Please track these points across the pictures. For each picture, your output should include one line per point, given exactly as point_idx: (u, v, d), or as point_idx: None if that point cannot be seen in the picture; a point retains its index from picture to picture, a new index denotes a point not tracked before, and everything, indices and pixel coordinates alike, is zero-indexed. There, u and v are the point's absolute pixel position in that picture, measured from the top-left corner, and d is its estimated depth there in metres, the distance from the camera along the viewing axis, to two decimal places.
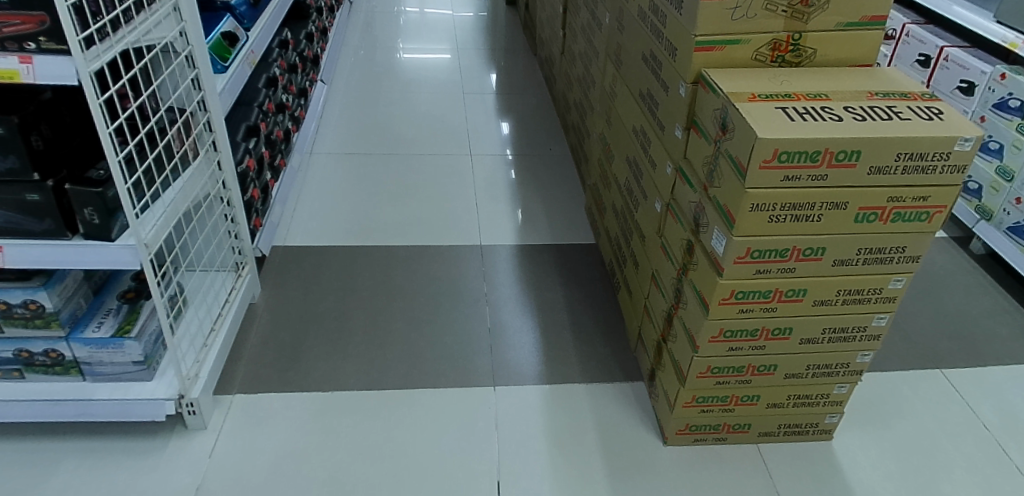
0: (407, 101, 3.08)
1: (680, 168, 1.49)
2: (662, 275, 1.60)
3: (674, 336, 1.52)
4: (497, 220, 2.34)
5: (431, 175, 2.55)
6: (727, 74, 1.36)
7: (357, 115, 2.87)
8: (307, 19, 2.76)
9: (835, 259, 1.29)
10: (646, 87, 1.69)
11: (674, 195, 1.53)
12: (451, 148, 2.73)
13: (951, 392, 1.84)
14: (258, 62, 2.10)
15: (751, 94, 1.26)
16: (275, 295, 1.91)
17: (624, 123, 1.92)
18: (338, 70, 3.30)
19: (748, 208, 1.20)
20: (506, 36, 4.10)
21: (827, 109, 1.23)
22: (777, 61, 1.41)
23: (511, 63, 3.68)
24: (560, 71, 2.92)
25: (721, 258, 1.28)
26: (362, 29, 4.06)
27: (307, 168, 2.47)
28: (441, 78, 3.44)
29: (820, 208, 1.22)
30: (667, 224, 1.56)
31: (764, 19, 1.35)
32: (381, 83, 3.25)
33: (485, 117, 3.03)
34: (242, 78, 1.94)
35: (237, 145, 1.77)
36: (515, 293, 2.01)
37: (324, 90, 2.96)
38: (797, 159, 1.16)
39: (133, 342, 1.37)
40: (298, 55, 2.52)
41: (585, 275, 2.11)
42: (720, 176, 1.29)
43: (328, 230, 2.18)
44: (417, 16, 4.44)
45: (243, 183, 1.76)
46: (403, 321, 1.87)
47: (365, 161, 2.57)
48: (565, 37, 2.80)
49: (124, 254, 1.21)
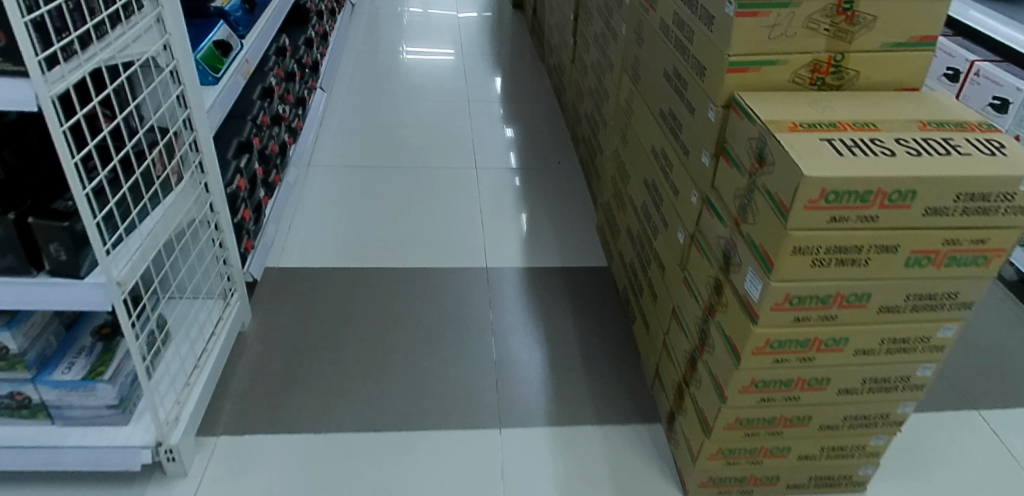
0: (410, 109, 2.95)
1: (708, 198, 1.37)
2: (685, 311, 1.47)
3: (698, 380, 1.40)
4: (503, 240, 2.21)
5: (434, 190, 2.43)
6: (763, 98, 1.23)
7: (358, 124, 2.75)
8: (307, 24, 2.64)
9: (882, 305, 1.17)
10: (668, 105, 1.56)
11: (700, 226, 1.41)
12: (455, 161, 2.61)
13: (990, 436, 1.72)
14: (253, 71, 1.98)
15: (791, 122, 1.14)
16: (267, 322, 1.78)
17: (642, 143, 1.79)
18: (340, 74, 3.17)
19: (790, 252, 1.07)
20: (513, 40, 3.97)
21: (877, 142, 1.10)
22: (816, 84, 1.28)
23: (518, 69, 3.55)
24: (571, 80, 2.79)
25: (756, 304, 1.15)
26: (363, 29, 3.93)
27: (304, 182, 2.35)
28: (446, 83, 3.31)
29: (868, 252, 1.10)
30: (691, 257, 1.44)
31: (804, 38, 1.22)
32: (383, 89, 3.12)
33: (490, 127, 2.90)
34: (235, 90, 1.82)
35: (228, 164, 1.64)
36: (522, 322, 1.89)
37: (324, 97, 2.84)
38: (846, 199, 1.03)
39: (106, 385, 1.24)
40: (296, 62, 2.40)
41: (597, 301, 1.99)
42: (756, 212, 1.16)
43: (325, 250, 2.06)
44: (421, 16, 4.31)
45: (233, 205, 1.63)
46: (402, 352, 1.75)
47: (366, 174, 2.45)
48: (576, 45, 2.67)
49: (97, 294, 1.09)
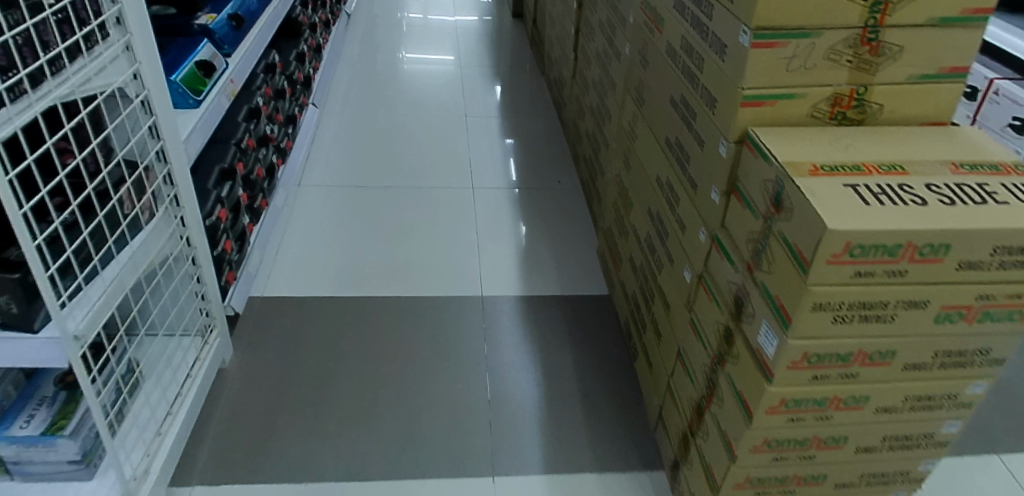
0: (406, 124, 2.85)
1: (716, 237, 1.28)
2: (691, 356, 1.38)
3: (705, 432, 1.30)
4: (500, 266, 2.12)
5: (429, 211, 2.34)
6: (779, 135, 1.14)
7: (352, 140, 2.66)
8: (299, 38, 2.56)
9: (908, 363, 1.08)
10: (674, 134, 1.47)
11: (708, 267, 1.31)
12: (451, 180, 2.52)
13: (1013, 483, 1.62)
14: (239, 91, 1.90)
15: (812, 166, 1.05)
16: (249, 358, 1.69)
17: (646, 170, 1.71)
18: (334, 86, 3.09)
19: (809, 308, 0.98)
20: (514, 50, 3.88)
21: (905, 187, 1.01)
22: (836, 118, 1.19)
23: (518, 81, 3.46)
24: (572, 96, 2.70)
25: (770, 361, 1.06)
26: (360, 37, 3.83)
27: (293, 204, 2.26)
28: (444, 95, 3.22)
29: (894, 308, 1.00)
30: (699, 299, 1.35)
31: (824, 70, 1.13)
32: (379, 101, 3.03)
33: (488, 144, 2.81)
34: (218, 112, 1.73)
35: (208, 193, 1.55)
36: (519, 357, 1.80)
37: (317, 113, 2.75)
38: (872, 253, 0.94)
39: (67, 440, 1.15)
40: (287, 79, 2.32)
41: (598, 334, 1.89)
42: (772, 260, 1.07)
43: (314, 278, 1.96)
44: (419, 23, 4.21)
45: (212, 237, 1.54)
46: (392, 390, 1.65)
47: (357, 195, 2.36)
48: (577, 60, 2.58)
49: (51, 350, 1.00)
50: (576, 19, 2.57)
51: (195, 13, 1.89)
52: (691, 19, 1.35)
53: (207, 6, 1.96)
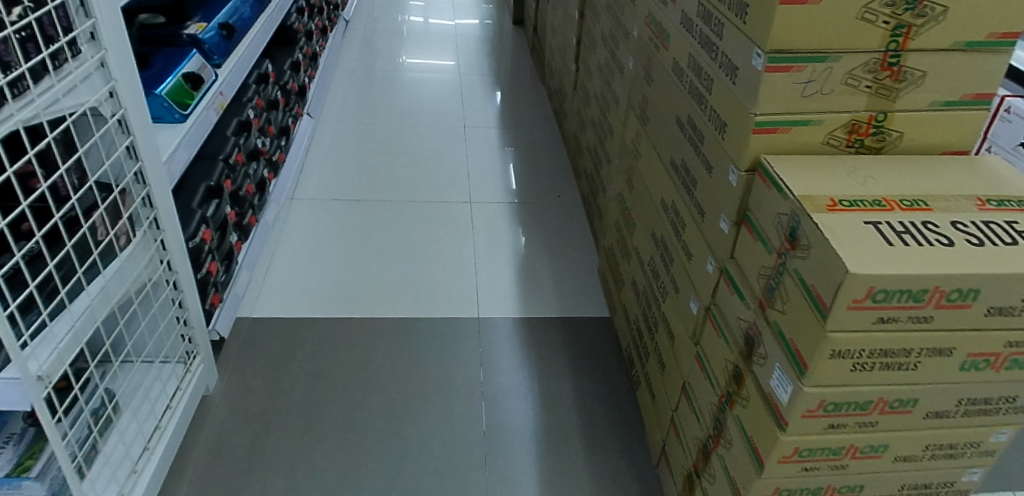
0: (403, 135, 2.78)
1: (726, 269, 1.21)
2: (697, 391, 1.31)
3: (711, 474, 1.23)
4: (498, 286, 2.05)
5: (425, 227, 2.27)
6: (794, 165, 1.07)
7: (347, 151, 2.60)
8: (294, 47, 2.49)
9: (930, 411, 1.01)
10: (681, 156, 1.40)
11: (716, 299, 1.25)
12: (448, 194, 2.45)
13: None
14: (228, 104, 1.83)
15: (830, 199, 0.98)
16: (235, 384, 1.63)
17: (649, 191, 1.64)
18: (331, 94, 3.02)
19: (827, 355, 0.91)
20: (514, 57, 3.81)
21: (930, 225, 0.94)
22: (853, 146, 1.12)
23: (519, 89, 3.39)
24: (573, 108, 2.64)
25: (784, 408, 0.99)
26: (358, 43, 3.76)
27: (286, 219, 2.19)
28: (442, 104, 3.15)
29: (917, 355, 0.94)
30: (706, 332, 1.28)
31: (843, 95, 1.06)
32: (376, 110, 2.96)
33: (487, 156, 2.74)
34: (205, 126, 1.67)
35: (192, 213, 1.48)
36: (516, 383, 1.73)
37: (312, 124, 2.69)
38: (896, 299, 0.87)
39: (32, 482, 1.08)
40: (281, 89, 2.26)
41: (598, 358, 1.82)
42: (786, 299, 1.01)
43: (305, 298, 1.90)
44: (419, 29, 4.13)
45: (196, 259, 1.47)
46: (382, 419, 1.58)
47: (352, 209, 2.29)
48: (579, 70, 2.51)
49: (11, 393, 0.94)
50: (577, 29, 2.49)
51: (184, 23, 1.84)
52: (698, 37, 1.28)
53: (198, 16, 1.90)
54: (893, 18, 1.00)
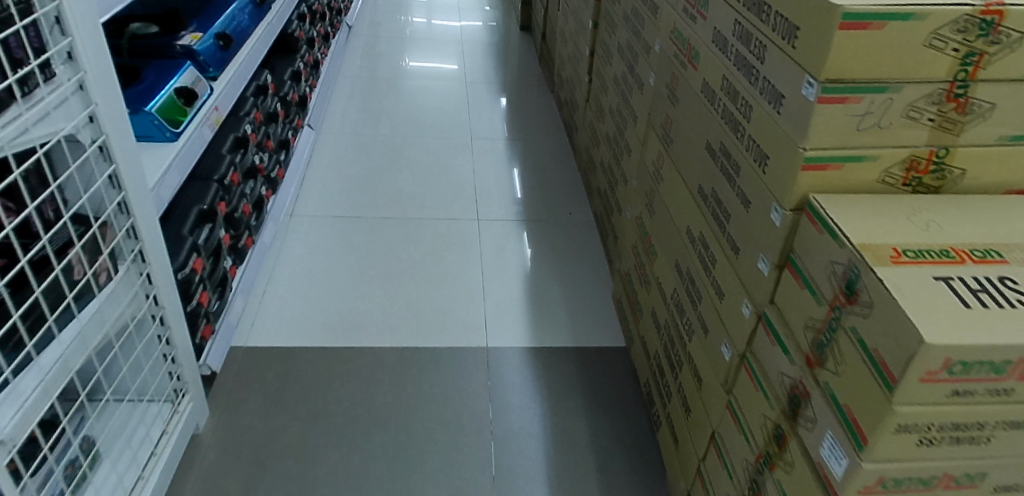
0: (407, 147, 2.68)
1: (765, 315, 1.10)
2: (729, 445, 1.20)
3: None
4: (507, 311, 1.95)
5: (430, 246, 2.16)
6: (847, 206, 0.96)
7: (349, 164, 2.49)
8: (294, 56, 2.40)
9: (999, 486, 0.90)
10: (710, 186, 1.30)
11: (753, 347, 1.14)
12: (454, 210, 2.34)
13: None
14: (223, 120, 1.73)
15: (893, 249, 0.87)
16: (227, 421, 1.52)
17: (671, 219, 1.53)
18: (333, 102, 2.92)
19: (893, 430, 0.81)
20: (522, 63, 3.70)
21: (1008, 282, 0.83)
22: (910, 185, 1.01)
23: (527, 97, 3.28)
24: (585, 120, 2.52)
25: (838, 483, 0.88)
26: (361, 48, 3.64)
27: (284, 238, 2.09)
28: (448, 112, 3.04)
29: (991, 429, 0.83)
30: (741, 381, 1.17)
31: (902, 130, 0.95)
32: (380, 119, 2.86)
33: (494, 170, 2.63)
34: (198, 146, 1.56)
35: (182, 240, 1.38)
36: (527, 421, 1.62)
37: (313, 135, 2.58)
38: (974, 370, 0.77)
39: None
40: (280, 101, 2.16)
41: (614, 393, 1.72)
42: (840, 359, 0.90)
43: (304, 325, 1.79)
44: (423, 33, 4.01)
45: (186, 291, 1.36)
46: (384, 462, 1.48)
47: (354, 227, 2.19)
48: (592, 82, 2.40)
49: None
50: (590, 39, 2.38)
51: (177, 33, 1.75)
52: (733, 57, 1.17)
53: (193, 25, 1.81)
54: (964, 45, 0.89)
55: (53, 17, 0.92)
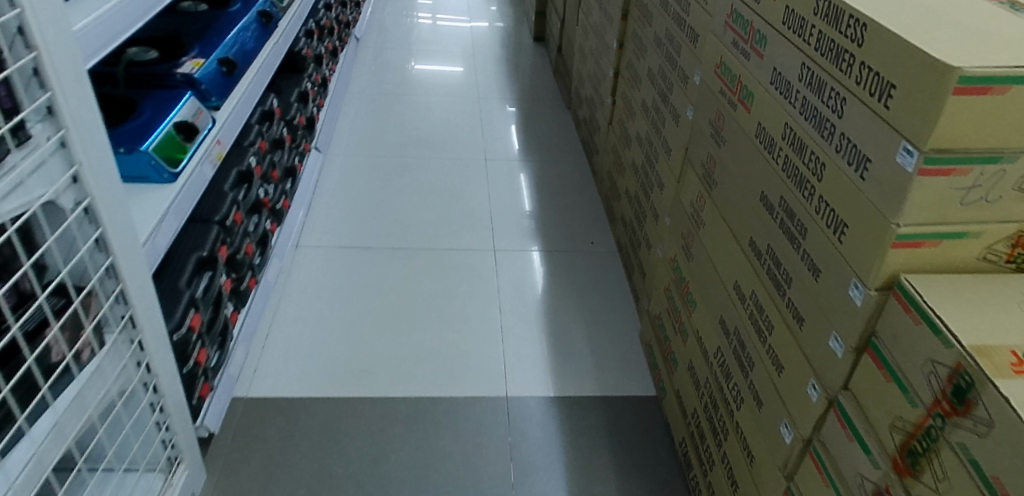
0: (419, 169, 2.55)
1: (838, 402, 0.97)
2: None
3: None
4: (528, 355, 1.82)
5: (444, 281, 2.03)
6: (945, 290, 0.83)
7: (358, 188, 2.37)
8: (301, 77, 2.30)
9: None
10: (766, 242, 1.17)
11: (821, 434, 1.01)
12: (469, 239, 2.21)
13: None
14: (226, 153, 1.61)
15: (1011, 352, 0.74)
16: (226, 486, 1.39)
17: (711, 269, 1.41)
18: (341, 119, 2.80)
19: None
20: (538, 76, 3.56)
21: None
22: (1013, 262, 0.88)
23: (544, 114, 3.14)
24: (607, 143, 2.39)
25: None
26: (370, 61, 3.52)
27: (290, 272, 1.97)
28: (461, 129, 2.91)
29: None
30: (806, 470, 1.04)
31: (1011, 204, 0.82)
32: (390, 137, 2.73)
33: (510, 195, 2.49)
34: (198, 185, 1.44)
35: (180, 294, 1.25)
36: (551, 483, 1.49)
37: (321, 158, 2.46)
38: None
39: None
40: (286, 125, 2.04)
41: (645, 451, 1.58)
42: (944, 477, 0.76)
43: (309, 373, 1.67)
44: (434, 45, 3.88)
45: (184, 351, 1.23)
46: None
47: (363, 259, 2.06)
48: (616, 104, 2.27)
49: None
50: (614, 60, 2.25)
51: (177, 60, 1.65)
52: (800, 105, 1.04)
53: (194, 52, 1.72)
54: None
55: (30, 69, 0.80)
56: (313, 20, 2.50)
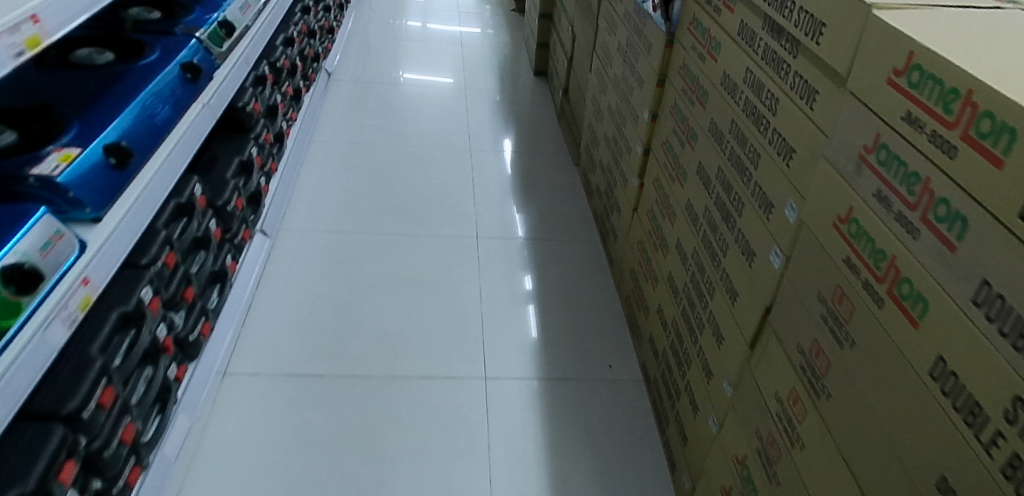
0: (394, 253, 2.05)
1: None
2: None
3: None
4: None
5: (416, 430, 1.54)
6: None
7: (314, 283, 1.88)
8: (244, 142, 1.83)
9: None
10: None
11: None
12: (451, 362, 1.71)
13: None
14: (99, 295, 1.11)
15: None
16: None
17: None
18: (302, 178, 2.30)
19: None
20: (541, 120, 3.05)
21: None
22: None
23: (548, 172, 2.63)
24: (629, 233, 1.90)
25: None
26: (346, 95, 3.01)
27: (211, 419, 1.48)
28: (449, 190, 2.40)
29: None
30: None
31: None
32: (360, 203, 2.23)
33: (506, 292, 1.98)
34: (39, 364, 0.95)
35: None
36: None
37: (269, 241, 1.97)
38: None
39: None
40: (213, 216, 1.56)
41: None
42: None
43: None
44: (421, 76, 3.36)
45: None
46: None
47: (311, 393, 1.58)
48: (644, 189, 1.78)
49: None
50: (644, 134, 1.76)
51: (42, 146, 1.17)
52: None
53: (69, 130, 1.22)
54: None
55: None
56: (265, 66, 2.04)
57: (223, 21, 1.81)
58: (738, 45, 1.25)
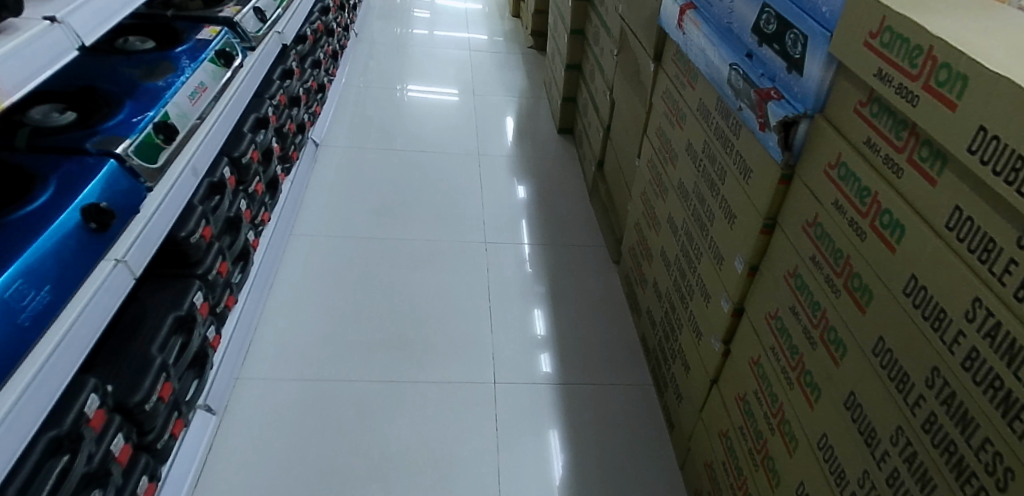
0: (387, 416, 1.56)
1: None
2: None
3: None
4: None
5: None
6: None
7: (278, 477, 1.41)
8: (187, 284, 1.35)
9: None
10: None
11: None
12: None
13: None
14: None
15: None
16: None
17: None
18: (272, 300, 1.83)
19: None
20: (571, 197, 2.55)
21: None
22: None
23: (583, 273, 2.14)
24: (705, 410, 1.41)
25: None
26: (337, 165, 2.52)
27: None
28: (461, 306, 1.91)
29: None
30: None
31: None
32: (347, 335, 1.75)
33: (537, 474, 1.49)
34: None
35: None
36: None
37: (218, 412, 1.49)
38: None
39: None
40: (122, 427, 1.10)
41: None
42: None
43: None
44: (426, 134, 2.87)
45: None
46: None
47: None
48: (732, 364, 1.29)
49: None
50: (732, 289, 1.28)
51: None
52: None
53: None
54: None
55: None
56: (224, 166, 1.57)
57: (162, 122, 1.32)
58: (946, 247, 0.76)
